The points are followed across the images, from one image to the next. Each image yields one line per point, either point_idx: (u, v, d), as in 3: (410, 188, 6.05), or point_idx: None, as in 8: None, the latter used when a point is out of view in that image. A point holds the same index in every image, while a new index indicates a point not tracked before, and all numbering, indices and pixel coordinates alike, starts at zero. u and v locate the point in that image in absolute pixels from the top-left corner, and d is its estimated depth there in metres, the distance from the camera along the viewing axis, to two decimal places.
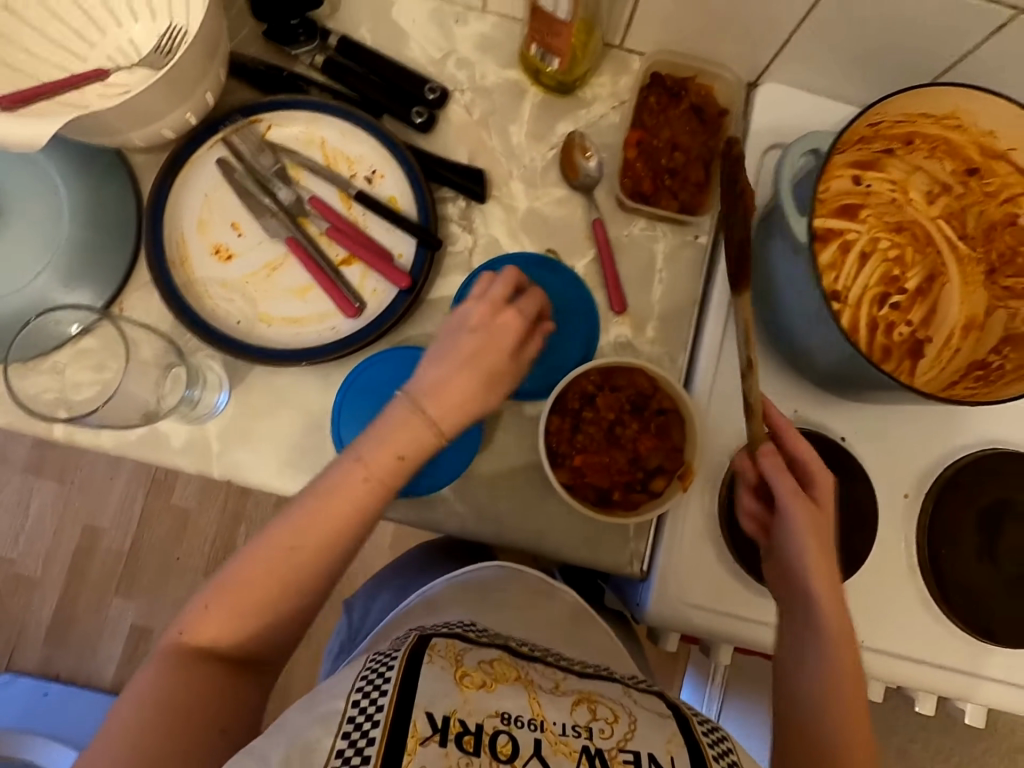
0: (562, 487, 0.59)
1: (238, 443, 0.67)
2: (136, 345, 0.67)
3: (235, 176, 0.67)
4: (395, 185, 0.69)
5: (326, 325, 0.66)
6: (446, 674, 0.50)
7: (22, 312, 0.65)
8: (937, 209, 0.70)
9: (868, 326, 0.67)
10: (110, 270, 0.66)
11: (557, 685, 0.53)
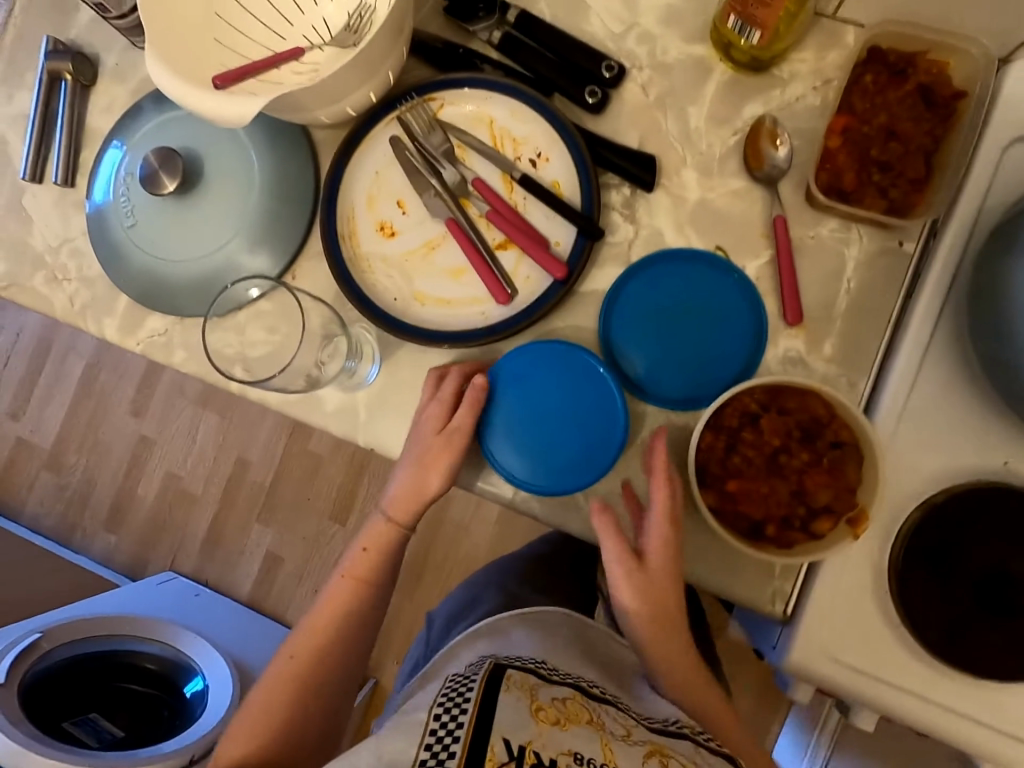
0: (707, 511, 0.55)
1: (383, 414, 0.70)
2: (306, 315, 0.71)
3: (405, 153, 0.68)
4: (560, 168, 0.66)
5: (476, 309, 0.66)
6: (521, 705, 0.54)
7: (214, 273, 0.72)
8: None
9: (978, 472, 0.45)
10: (289, 241, 0.71)
11: (629, 733, 0.55)
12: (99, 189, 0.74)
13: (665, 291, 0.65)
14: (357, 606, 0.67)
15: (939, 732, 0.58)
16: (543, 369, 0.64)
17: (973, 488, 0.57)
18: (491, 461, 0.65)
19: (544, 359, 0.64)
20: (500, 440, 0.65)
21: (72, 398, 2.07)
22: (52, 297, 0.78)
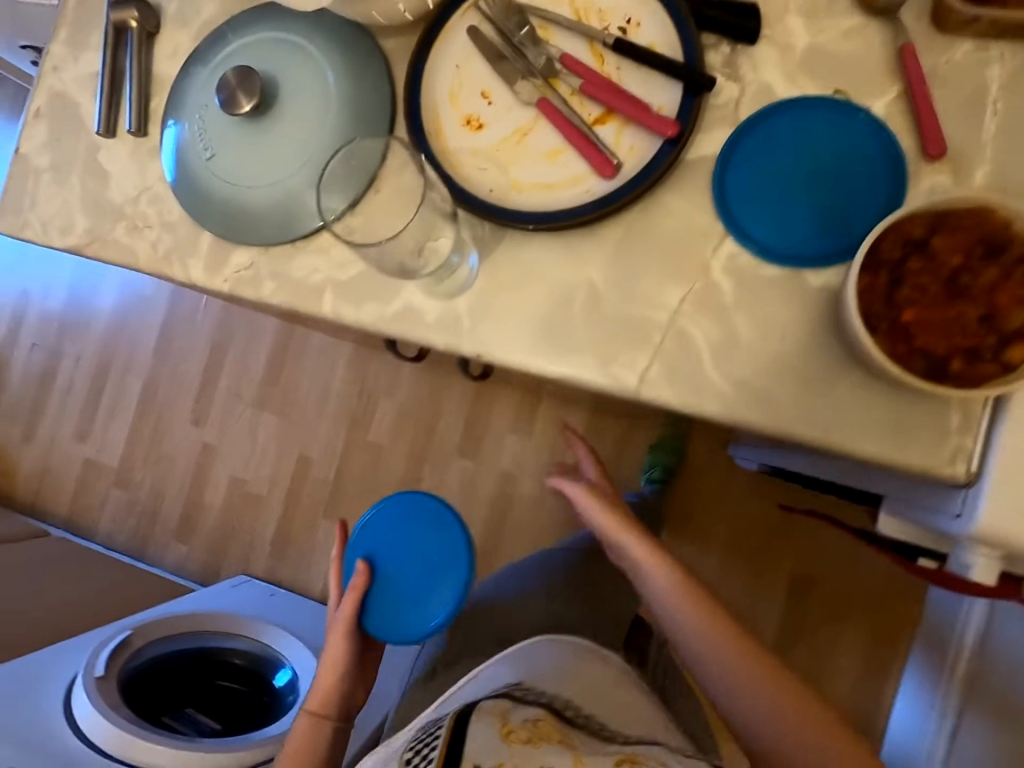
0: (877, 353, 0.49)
1: (486, 317, 0.65)
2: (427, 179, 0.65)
3: (486, 41, 0.64)
4: (654, 30, 0.61)
5: (581, 189, 0.62)
6: (494, 731, 0.67)
7: (299, 192, 0.70)
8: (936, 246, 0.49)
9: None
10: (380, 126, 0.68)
11: (608, 752, 0.69)
12: (174, 131, 0.73)
13: (784, 145, 0.60)
14: (320, 712, 0.80)
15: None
16: (405, 526, 0.79)
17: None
18: (389, 631, 0.76)
19: (404, 516, 0.79)
20: (402, 600, 0.77)
21: (135, 414, 2.10)
22: (135, 247, 0.76)
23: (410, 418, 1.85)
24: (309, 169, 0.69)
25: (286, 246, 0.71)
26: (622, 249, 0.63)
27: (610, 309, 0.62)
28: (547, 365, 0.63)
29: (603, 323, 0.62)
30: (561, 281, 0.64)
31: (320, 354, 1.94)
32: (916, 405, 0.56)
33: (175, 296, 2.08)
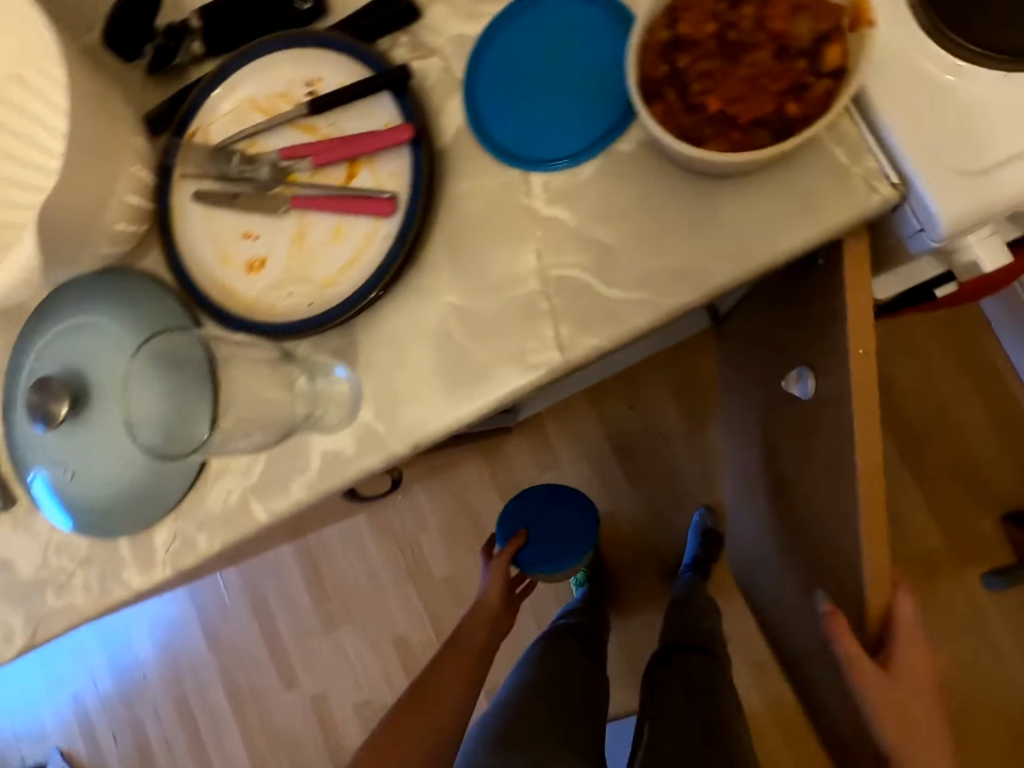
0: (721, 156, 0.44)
1: (395, 407, 0.60)
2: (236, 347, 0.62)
3: (212, 193, 0.62)
4: (335, 73, 0.60)
5: (379, 239, 0.58)
6: None
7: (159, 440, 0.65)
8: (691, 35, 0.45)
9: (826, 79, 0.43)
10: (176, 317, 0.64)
11: None
12: (34, 475, 0.69)
13: (514, 67, 0.57)
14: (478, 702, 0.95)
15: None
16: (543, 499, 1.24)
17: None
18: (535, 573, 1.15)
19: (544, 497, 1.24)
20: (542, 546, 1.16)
21: (236, 720, 1.99)
22: (72, 601, 0.70)
23: (458, 533, 1.76)
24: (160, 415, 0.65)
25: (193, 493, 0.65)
26: (458, 257, 0.58)
27: (487, 313, 0.58)
28: (477, 405, 0.57)
29: (493, 331, 0.57)
30: (429, 327, 0.59)
31: (345, 543, 1.87)
32: (803, 167, 0.51)
33: (195, 597, 2.02)
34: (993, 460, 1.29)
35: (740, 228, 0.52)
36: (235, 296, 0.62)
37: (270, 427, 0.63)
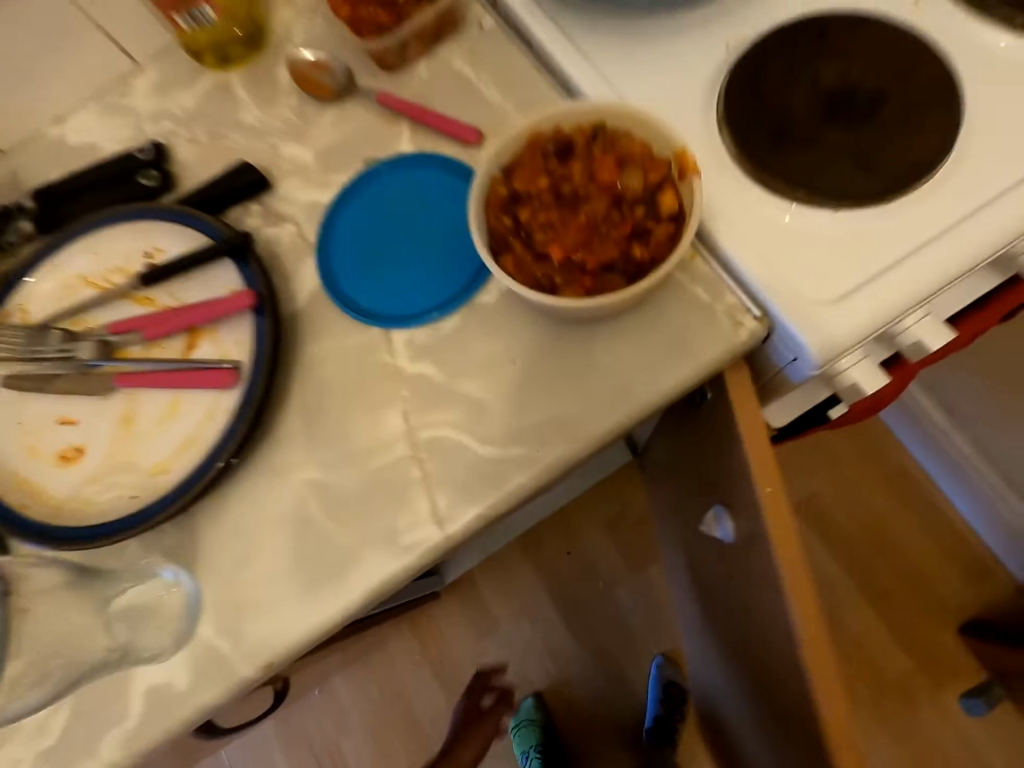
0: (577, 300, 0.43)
1: (243, 615, 0.48)
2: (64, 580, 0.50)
3: (26, 377, 0.54)
4: (176, 242, 0.56)
5: (220, 415, 0.51)
6: None
7: None
8: (529, 185, 0.45)
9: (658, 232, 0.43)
10: None
11: None
12: None
13: (372, 229, 0.56)
14: None
15: (999, 231, 0.46)
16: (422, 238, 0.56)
17: (746, 59, 0.51)
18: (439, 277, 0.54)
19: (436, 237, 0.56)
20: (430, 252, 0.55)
21: None
22: None
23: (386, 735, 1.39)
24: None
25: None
26: (316, 427, 0.51)
27: (350, 488, 0.49)
28: (341, 601, 0.47)
29: (356, 507, 0.49)
30: (282, 509, 0.50)
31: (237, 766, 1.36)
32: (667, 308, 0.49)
33: None
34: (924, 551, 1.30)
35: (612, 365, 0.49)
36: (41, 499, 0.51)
37: (79, 665, 0.48)
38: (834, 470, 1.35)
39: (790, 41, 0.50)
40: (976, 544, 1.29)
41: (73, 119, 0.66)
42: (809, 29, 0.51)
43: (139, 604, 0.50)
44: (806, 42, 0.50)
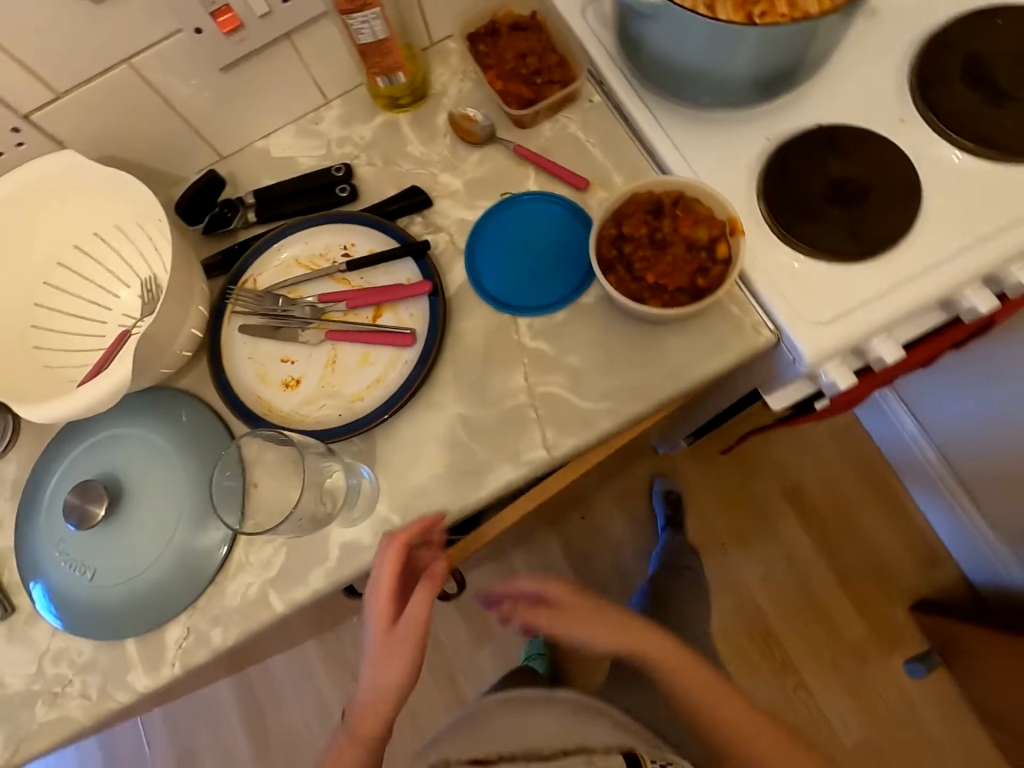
0: (661, 309, 0.65)
1: (409, 500, 0.72)
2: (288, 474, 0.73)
3: (260, 326, 0.76)
4: (366, 241, 0.79)
5: (400, 365, 0.74)
6: None
7: (183, 555, 0.72)
8: (632, 229, 0.67)
9: (716, 269, 0.66)
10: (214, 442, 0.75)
11: None
12: (38, 570, 0.73)
13: (508, 242, 0.79)
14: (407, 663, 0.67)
15: (940, 287, 0.69)
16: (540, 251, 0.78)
17: (779, 151, 0.73)
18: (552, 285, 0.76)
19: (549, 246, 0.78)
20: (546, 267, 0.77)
21: None
22: (66, 711, 0.71)
23: None
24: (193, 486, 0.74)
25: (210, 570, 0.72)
26: (462, 378, 0.75)
27: (486, 422, 0.73)
28: (478, 496, 0.71)
29: (490, 434, 0.72)
30: (437, 432, 0.73)
31: (291, 673, 1.56)
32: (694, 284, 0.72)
33: (107, 752, 1.58)
34: (887, 539, 1.54)
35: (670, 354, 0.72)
36: (272, 411, 0.74)
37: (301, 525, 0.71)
38: (817, 466, 1.59)
39: (810, 142, 0.73)
40: (931, 537, 1.53)
41: (275, 137, 0.88)
42: (824, 135, 0.73)
43: (337, 486, 0.73)
44: (822, 145, 0.73)
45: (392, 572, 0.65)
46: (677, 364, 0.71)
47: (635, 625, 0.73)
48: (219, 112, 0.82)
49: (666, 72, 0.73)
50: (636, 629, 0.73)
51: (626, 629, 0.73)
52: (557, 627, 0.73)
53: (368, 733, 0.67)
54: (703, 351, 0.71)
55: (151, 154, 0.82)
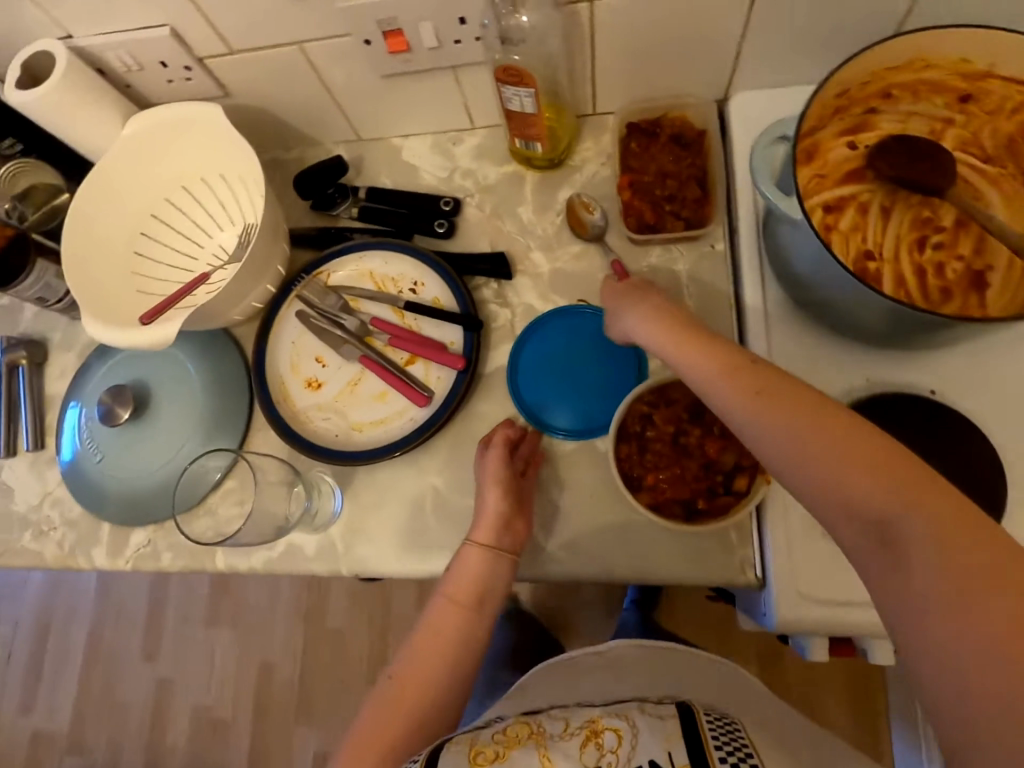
0: (648, 508, 0.64)
1: (358, 538, 0.76)
2: (264, 470, 0.77)
3: (312, 321, 0.81)
4: (435, 288, 0.81)
5: (406, 418, 0.77)
6: (463, 755, 0.61)
7: (169, 480, 0.81)
8: (664, 419, 0.66)
9: (723, 499, 0.63)
10: (234, 399, 0.82)
11: (566, 727, 0.63)
12: (68, 439, 0.85)
13: (561, 346, 0.77)
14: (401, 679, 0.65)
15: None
16: (589, 368, 0.76)
17: (869, 402, 0.65)
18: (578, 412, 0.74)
19: (599, 368, 0.76)
20: (585, 391, 0.75)
21: (51, 670, 1.79)
22: (42, 549, 0.85)
23: None
24: (200, 429, 0.81)
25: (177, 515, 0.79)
26: (456, 455, 0.76)
27: (454, 507, 0.75)
28: (414, 568, 0.74)
29: (453, 519, 0.74)
30: (410, 492, 0.76)
31: None
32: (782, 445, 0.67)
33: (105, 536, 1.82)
34: None
35: (645, 540, 0.70)
36: (287, 401, 0.80)
37: (264, 525, 0.75)
38: None
39: (908, 410, 0.65)
40: None
41: (412, 141, 0.90)
42: (928, 410, 0.64)
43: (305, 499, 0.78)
44: (919, 419, 0.64)
45: (499, 456, 0.69)
46: (644, 552, 0.69)
47: (857, 434, 0.46)
48: (368, 106, 0.84)
49: (788, 270, 0.66)
50: (902, 468, 0.43)
51: (824, 414, 0.47)
52: (733, 414, 0.51)
53: (469, 599, 0.66)
54: (678, 553, 0.69)
55: (298, 119, 0.87)
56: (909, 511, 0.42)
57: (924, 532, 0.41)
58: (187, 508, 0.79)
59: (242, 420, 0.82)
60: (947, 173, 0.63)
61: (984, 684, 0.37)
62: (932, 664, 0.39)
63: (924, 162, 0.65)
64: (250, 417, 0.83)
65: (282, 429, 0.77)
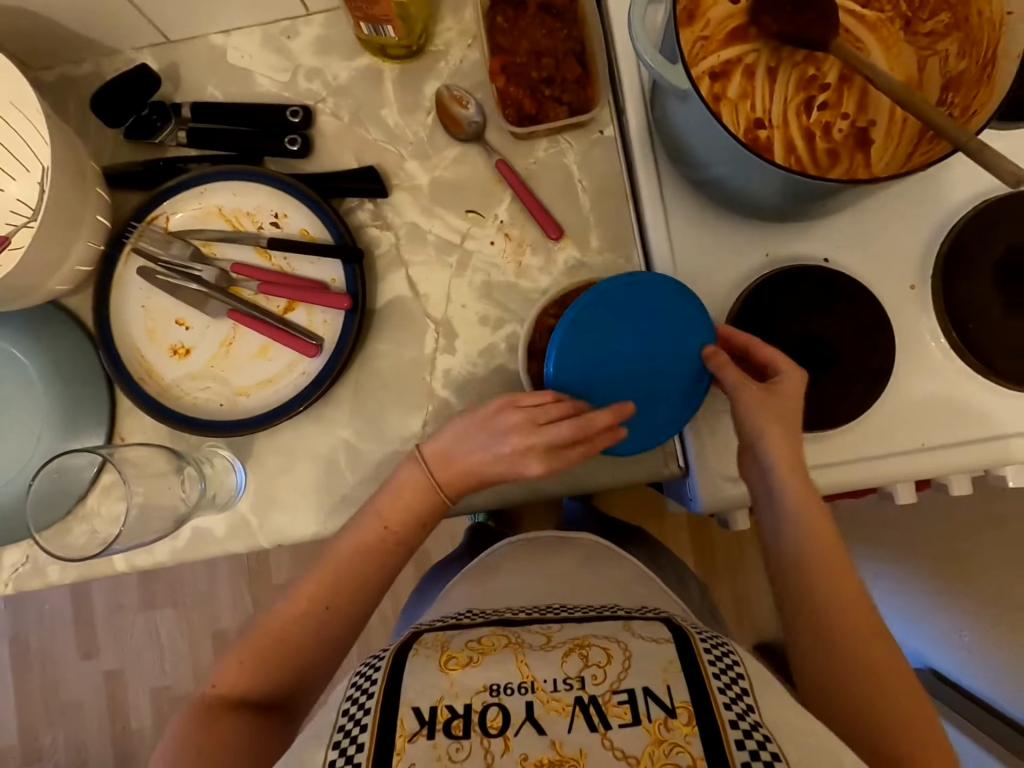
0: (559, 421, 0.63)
1: (272, 508, 0.69)
2: (148, 461, 0.69)
3: (159, 276, 0.69)
4: (301, 217, 0.70)
5: (298, 372, 0.69)
6: (432, 663, 0.52)
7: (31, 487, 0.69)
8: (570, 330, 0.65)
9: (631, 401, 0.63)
10: (87, 383, 0.70)
11: (550, 639, 0.54)
12: None
13: (645, 319, 0.61)
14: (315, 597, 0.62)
15: (863, 481, 0.64)
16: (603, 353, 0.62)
17: (765, 282, 0.66)
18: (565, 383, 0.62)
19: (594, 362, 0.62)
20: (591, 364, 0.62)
21: None
22: None
23: None
24: (54, 424, 0.69)
25: (43, 529, 0.67)
26: (361, 402, 0.70)
27: (371, 456, 0.69)
28: (339, 526, 0.69)
29: (372, 470, 0.69)
30: (319, 450, 0.70)
31: None
32: None
33: None
34: None
35: None
36: (150, 375, 0.69)
37: (164, 517, 0.69)
38: None
39: (804, 285, 0.65)
40: None
41: (236, 37, 0.73)
42: (823, 280, 0.65)
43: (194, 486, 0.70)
44: (815, 291, 0.65)
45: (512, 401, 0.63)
46: (573, 466, 0.68)
47: (848, 566, 0.60)
48: None
49: (681, 153, 0.62)
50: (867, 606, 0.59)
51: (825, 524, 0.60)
52: (743, 417, 0.61)
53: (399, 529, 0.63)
54: (604, 459, 0.68)
55: (76, 21, 0.68)
56: (862, 639, 0.57)
57: (873, 673, 0.56)
58: (63, 513, 0.68)
59: (105, 404, 0.70)
60: (829, 24, 0.59)
61: (862, 697, 0.55)
62: (840, 694, 0.56)
63: (807, 14, 0.60)
64: (113, 399, 0.71)
65: (153, 409, 0.66)
